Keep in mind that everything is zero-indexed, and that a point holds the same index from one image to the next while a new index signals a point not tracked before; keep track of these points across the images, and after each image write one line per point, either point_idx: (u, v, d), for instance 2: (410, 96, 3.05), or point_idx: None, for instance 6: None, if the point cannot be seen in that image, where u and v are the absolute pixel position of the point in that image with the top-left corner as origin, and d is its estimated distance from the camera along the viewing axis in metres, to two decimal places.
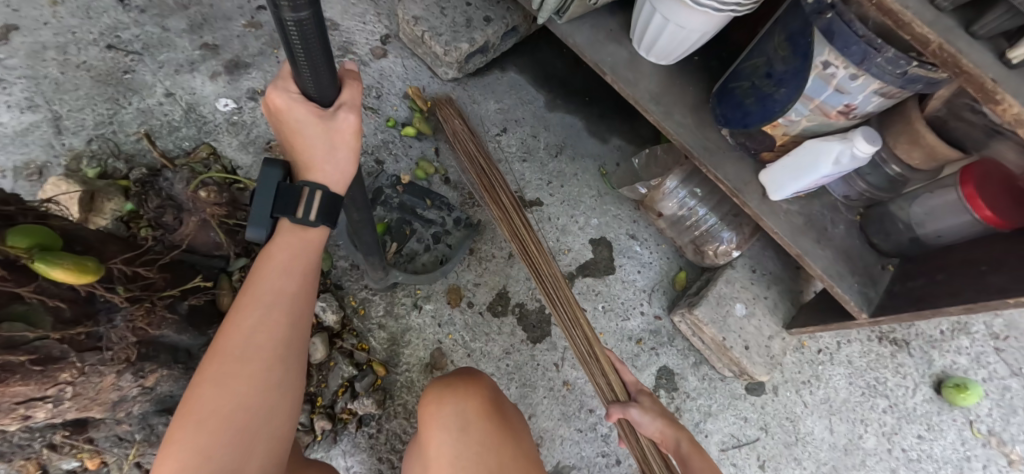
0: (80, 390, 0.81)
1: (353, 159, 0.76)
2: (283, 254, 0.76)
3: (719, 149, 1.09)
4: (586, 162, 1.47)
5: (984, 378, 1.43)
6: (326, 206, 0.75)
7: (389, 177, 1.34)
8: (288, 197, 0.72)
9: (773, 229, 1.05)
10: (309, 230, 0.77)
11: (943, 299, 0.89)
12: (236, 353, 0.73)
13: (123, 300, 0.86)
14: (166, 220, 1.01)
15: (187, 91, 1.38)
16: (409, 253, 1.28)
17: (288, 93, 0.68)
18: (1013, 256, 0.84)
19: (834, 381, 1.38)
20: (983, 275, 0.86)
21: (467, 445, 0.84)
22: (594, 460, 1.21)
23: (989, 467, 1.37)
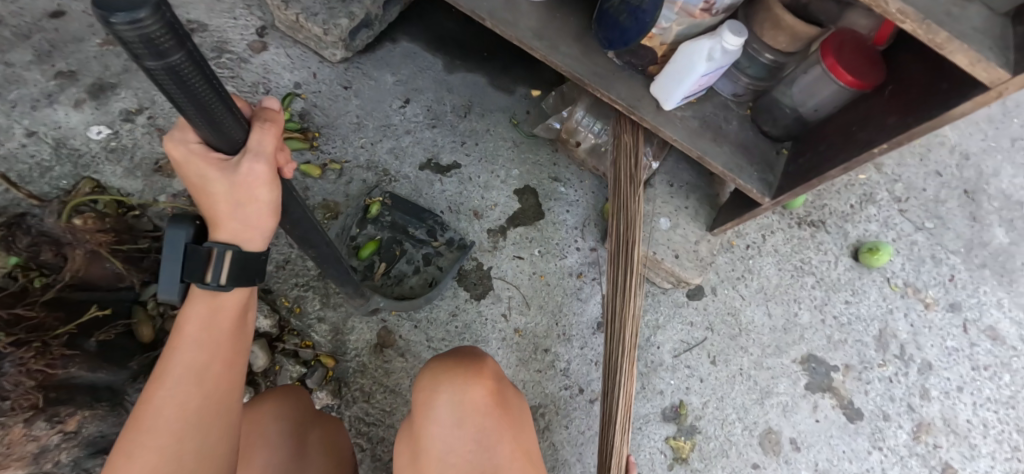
0: None
1: (270, 211, 0.68)
2: (192, 324, 0.69)
3: (608, 70, 1.12)
4: (495, 116, 1.47)
5: (893, 239, 1.57)
6: (237, 267, 0.68)
7: (381, 193, 1.29)
8: (194, 261, 0.65)
9: (671, 137, 1.09)
10: (223, 295, 0.70)
11: (826, 165, 0.96)
12: (148, 429, 0.67)
13: (7, 345, 0.80)
14: (45, 257, 0.95)
15: (51, 126, 1.27)
16: (398, 274, 1.26)
17: (185, 144, 0.61)
18: (875, 114, 0.90)
19: (765, 271, 1.47)
20: (854, 134, 0.93)
21: (460, 438, 0.80)
22: (558, 394, 1.24)
23: (910, 314, 1.51)
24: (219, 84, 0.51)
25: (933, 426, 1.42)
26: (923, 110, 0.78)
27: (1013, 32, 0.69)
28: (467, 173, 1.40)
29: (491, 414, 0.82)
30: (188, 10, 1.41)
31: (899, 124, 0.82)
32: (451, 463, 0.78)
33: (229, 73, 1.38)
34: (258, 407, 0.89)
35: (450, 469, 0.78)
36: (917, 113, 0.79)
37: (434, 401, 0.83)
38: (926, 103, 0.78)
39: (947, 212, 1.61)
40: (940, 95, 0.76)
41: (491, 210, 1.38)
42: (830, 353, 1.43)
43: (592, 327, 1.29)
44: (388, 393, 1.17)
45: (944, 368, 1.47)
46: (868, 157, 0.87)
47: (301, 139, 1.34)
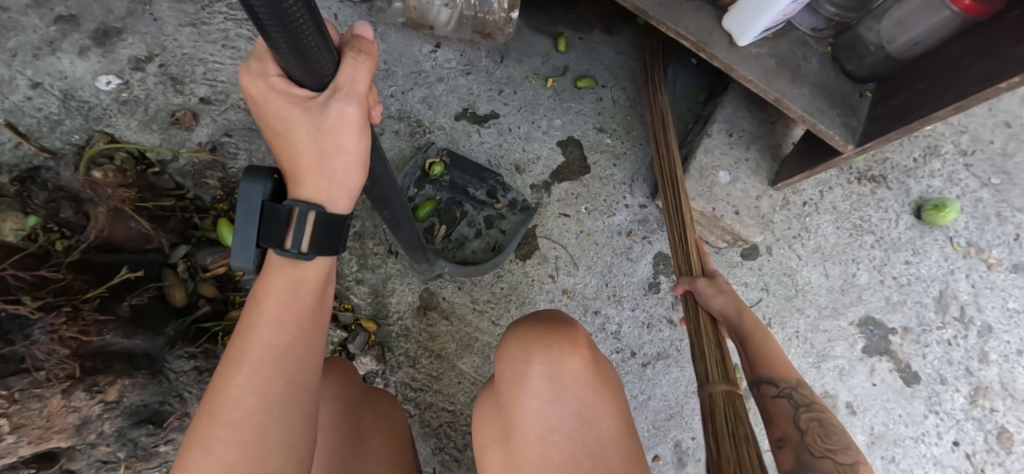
0: (21, 420, 0.71)
1: (353, 161, 0.64)
2: (269, 302, 0.65)
3: (675, 1, 1.01)
4: (534, 61, 1.35)
5: (958, 195, 1.47)
6: (323, 226, 0.63)
7: (437, 150, 1.23)
8: (274, 222, 0.60)
9: (746, 77, 1.00)
10: (302, 268, 0.65)
11: (929, 105, 0.88)
12: (223, 414, 0.63)
13: (34, 311, 0.74)
14: (65, 215, 0.88)
15: (56, 76, 1.16)
16: (458, 238, 1.19)
17: (269, 81, 0.57)
18: (996, 45, 0.81)
19: (822, 229, 1.38)
20: (968, 68, 0.84)
21: (565, 416, 0.70)
22: (609, 358, 1.19)
23: (972, 275, 1.43)
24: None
25: (991, 391, 1.37)
26: None
27: None
28: (506, 124, 1.30)
29: (591, 387, 0.72)
30: None
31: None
32: (550, 445, 0.68)
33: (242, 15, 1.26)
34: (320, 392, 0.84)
35: (551, 451, 0.68)
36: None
37: (525, 375, 0.72)
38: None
39: (1016, 167, 1.49)
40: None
41: (533, 164, 1.28)
42: (889, 315, 1.36)
43: (643, 288, 1.23)
44: (435, 357, 1.12)
45: (1005, 331, 1.40)
46: (990, 94, 0.80)
47: None
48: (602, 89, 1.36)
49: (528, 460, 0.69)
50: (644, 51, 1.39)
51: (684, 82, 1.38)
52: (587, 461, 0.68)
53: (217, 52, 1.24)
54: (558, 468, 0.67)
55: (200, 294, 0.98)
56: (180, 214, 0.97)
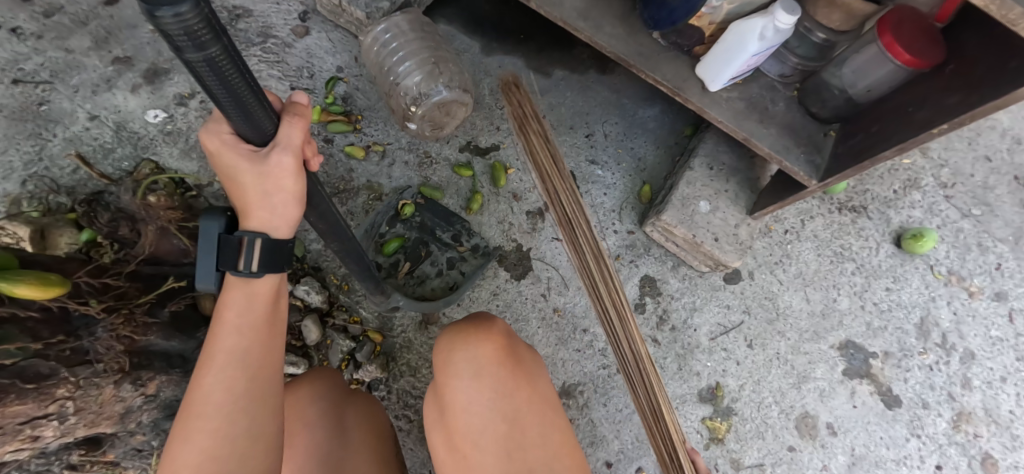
0: (82, 403, 0.84)
1: (296, 202, 0.73)
2: (230, 313, 0.75)
3: (654, 52, 1.18)
4: (532, 99, 1.48)
5: (938, 226, 1.55)
6: (264, 254, 0.73)
7: (411, 192, 1.34)
8: (229, 248, 0.72)
9: (717, 118, 1.15)
10: (255, 282, 0.76)
11: (880, 145, 1.00)
12: (198, 411, 0.71)
13: (99, 311, 0.88)
14: (122, 232, 1.03)
15: (111, 110, 1.34)
16: (420, 275, 1.27)
17: (219, 137, 0.68)
18: (937, 93, 0.93)
19: (804, 256, 1.46)
20: (911, 113, 0.97)
21: (483, 389, 0.81)
22: (597, 373, 1.28)
23: (954, 303, 1.48)
24: (248, 69, 0.55)
25: (975, 416, 1.41)
26: (988, 87, 0.83)
27: None
28: (506, 155, 1.42)
29: (505, 366, 0.84)
30: None
31: (965, 102, 0.85)
32: (474, 416, 0.79)
33: (274, 58, 1.44)
34: (302, 404, 0.91)
35: (474, 420, 0.79)
36: (983, 92, 0.83)
37: (451, 360, 0.85)
38: (993, 81, 0.82)
39: (996, 199, 1.57)
40: (1007, 74, 0.80)
41: (530, 192, 1.39)
42: (870, 340, 1.43)
43: (629, 308, 1.34)
44: (434, 368, 1.23)
45: (988, 358, 1.45)
46: (926, 138, 0.92)
47: (344, 122, 1.38)
48: (595, 124, 1.48)
49: (459, 431, 0.80)
50: (635, 90, 1.52)
51: (672, 118, 1.51)
52: (505, 425, 0.79)
53: None
54: (481, 431, 0.79)
55: None
56: None
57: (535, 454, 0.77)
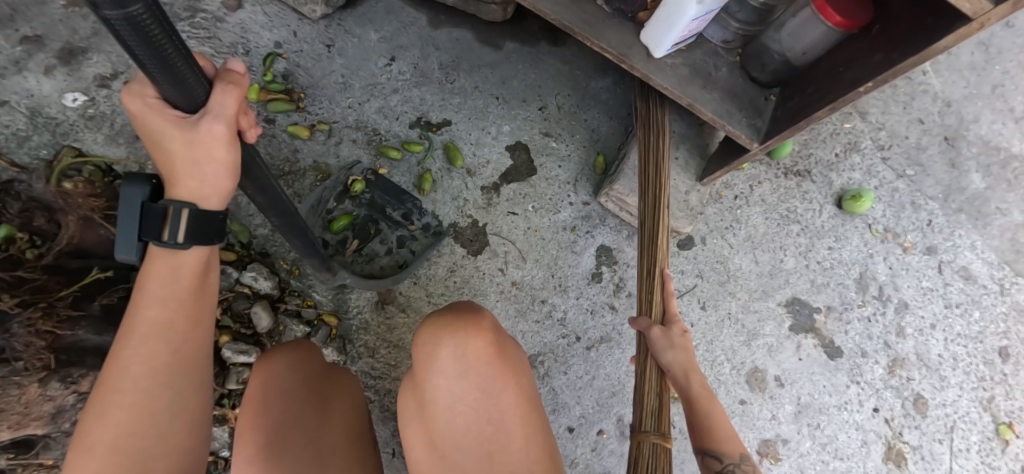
0: (3, 404, 0.81)
1: (228, 173, 0.69)
2: (153, 285, 0.71)
3: (598, 19, 1.18)
4: (483, 72, 1.47)
5: (875, 186, 1.63)
6: (193, 227, 0.69)
7: (361, 168, 1.28)
8: (151, 219, 0.67)
9: (662, 84, 1.17)
10: (183, 254, 0.72)
11: (811, 106, 1.04)
12: (116, 386, 0.69)
13: (13, 306, 0.83)
14: (37, 224, 0.95)
15: (23, 94, 1.24)
16: (369, 253, 1.24)
17: (142, 98, 0.62)
18: (863, 53, 0.98)
19: (752, 220, 1.51)
20: (841, 73, 1.01)
21: (469, 390, 0.78)
22: (557, 343, 1.30)
23: (890, 257, 1.58)
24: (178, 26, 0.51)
25: (908, 361, 1.51)
26: (908, 44, 0.87)
27: None
28: (458, 131, 1.40)
29: (493, 364, 0.79)
30: None
31: (886, 59, 0.90)
32: (457, 416, 0.77)
33: (205, 34, 1.37)
34: (272, 376, 0.85)
35: (457, 421, 0.77)
36: (903, 49, 0.87)
37: (435, 357, 0.79)
38: (911, 39, 0.87)
39: (927, 159, 1.69)
40: (925, 29, 0.84)
41: (483, 167, 1.38)
42: (814, 296, 1.50)
43: (587, 278, 1.35)
44: (392, 348, 1.21)
45: (919, 306, 1.56)
46: (853, 96, 0.96)
47: (286, 100, 1.32)
48: (547, 97, 1.48)
49: (440, 430, 0.78)
50: (586, 62, 1.53)
51: (623, 89, 1.52)
52: (488, 428, 0.76)
53: None
54: (465, 433, 0.77)
55: None
56: None
57: (517, 458, 0.76)
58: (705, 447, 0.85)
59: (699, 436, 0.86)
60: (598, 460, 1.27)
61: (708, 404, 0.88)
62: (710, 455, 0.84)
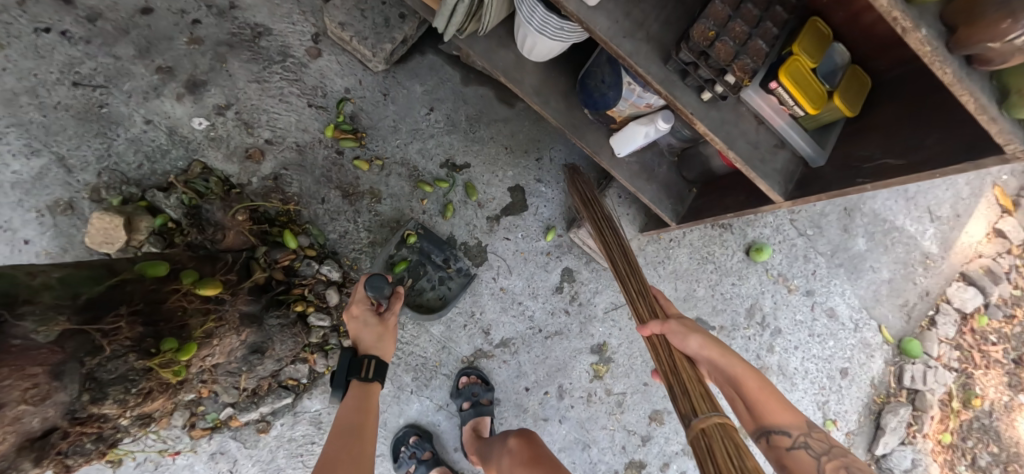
0: (221, 349, 1.30)
1: (391, 342, 1.48)
2: (351, 402, 1.36)
3: (582, 123, 1.70)
4: (498, 126, 1.94)
5: (779, 241, 2.18)
6: (377, 369, 1.41)
7: (415, 223, 1.80)
8: (354, 366, 1.40)
9: (619, 175, 1.70)
10: (369, 388, 1.40)
11: (705, 211, 1.66)
12: (328, 458, 1.21)
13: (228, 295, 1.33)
14: (210, 236, 1.54)
15: (163, 116, 1.66)
16: (418, 288, 1.80)
17: (358, 305, 1.48)
18: (740, 184, 1.59)
19: (679, 258, 2.08)
20: (723, 197, 1.62)
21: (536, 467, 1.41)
22: (525, 331, 1.92)
23: (776, 295, 2.16)
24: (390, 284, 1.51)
25: (770, 369, 2.15)
26: (756, 200, 1.50)
27: (800, 169, 1.41)
28: (474, 172, 1.91)
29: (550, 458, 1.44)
30: (255, 13, 1.73)
31: (743, 201, 1.53)
32: None
33: (294, 77, 1.76)
34: None
35: None
36: (754, 202, 1.49)
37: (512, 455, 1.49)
38: (759, 195, 1.50)
39: (826, 223, 2.22)
40: (761, 195, 1.48)
41: (490, 202, 1.92)
42: (712, 316, 2.11)
43: (552, 289, 1.95)
44: (415, 325, 1.83)
45: (789, 332, 2.17)
46: (724, 215, 1.58)
47: (353, 139, 1.78)
48: (544, 150, 1.98)
49: None
50: None
51: None
52: None
53: (275, 105, 1.74)
54: None
55: (274, 277, 1.64)
56: (262, 227, 1.63)
57: None
58: (772, 426, 1.19)
59: (757, 409, 1.21)
60: (541, 409, 1.93)
61: (758, 377, 1.24)
62: (779, 432, 1.18)
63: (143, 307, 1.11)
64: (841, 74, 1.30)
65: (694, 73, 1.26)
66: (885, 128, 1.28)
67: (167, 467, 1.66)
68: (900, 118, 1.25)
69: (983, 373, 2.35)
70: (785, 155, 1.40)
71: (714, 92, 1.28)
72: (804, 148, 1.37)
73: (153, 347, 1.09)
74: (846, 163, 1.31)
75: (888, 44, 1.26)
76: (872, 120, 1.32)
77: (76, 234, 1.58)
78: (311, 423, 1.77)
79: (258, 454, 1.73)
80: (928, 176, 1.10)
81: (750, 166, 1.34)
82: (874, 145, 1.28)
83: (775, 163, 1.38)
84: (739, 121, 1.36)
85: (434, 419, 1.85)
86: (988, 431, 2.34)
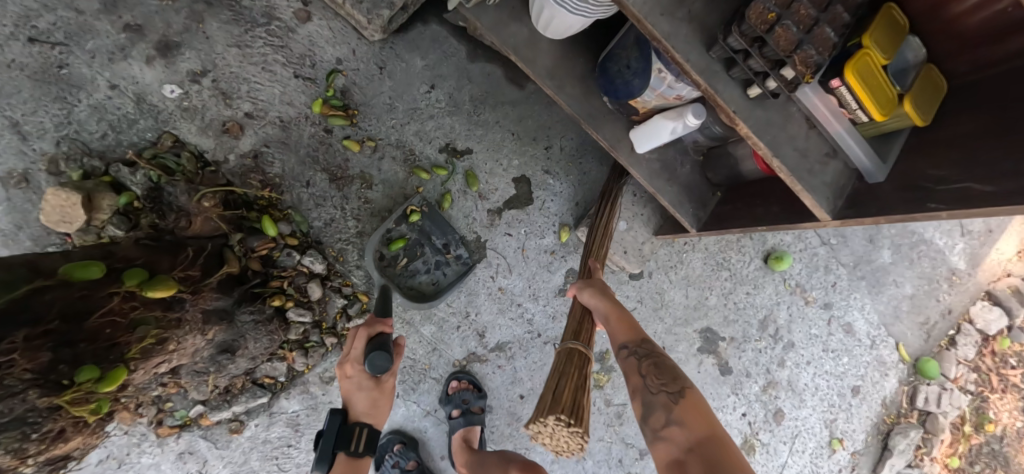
0: (178, 353, 1.17)
1: (388, 404, 1.40)
2: (337, 470, 1.29)
3: (600, 113, 1.51)
4: (505, 109, 1.75)
5: (800, 249, 2.03)
6: (368, 440, 1.34)
7: (420, 199, 1.62)
8: (345, 434, 1.31)
9: (637, 174, 1.53)
10: (358, 459, 1.33)
11: (730, 221, 1.49)
12: None
13: (187, 293, 1.17)
14: (177, 221, 1.38)
15: (129, 81, 1.46)
16: (412, 270, 1.65)
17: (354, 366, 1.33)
18: (773, 194, 1.43)
19: (692, 263, 1.93)
20: (753, 207, 1.45)
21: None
22: (522, 334, 1.79)
23: (792, 307, 2.03)
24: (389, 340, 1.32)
25: (779, 385, 2.03)
26: (790, 215, 1.33)
27: (852, 184, 1.22)
28: (477, 159, 1.74)
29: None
30: None
31: (780, 215, 1.36)
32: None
33: (279, 43, 1.54)
34: None
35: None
36: (789, 219, 1.32)
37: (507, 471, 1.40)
38: (798, 209, 1.33)
39: (852, 232, 2.07)
40: (798, 210, 1.32)
41: (492, 193, 1.75)
42: (723, 327, 1.97)
43: (554, 292, 1.81)
44: (404, 323, 1.69)
45: (802, 347, 2.05)
46: (752, 227, 1.41)
47: (343, 117, 1.59)
48: (554, 138, 1.80)
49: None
50: None
51: None
52: None
53: (257, 74, 1.54)
54: None
55: (249, 268, 1.49)
56: (237, 213, 1.47)
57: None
58: None
59: None
60: None
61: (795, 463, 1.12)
62: None
63: (59, 324, 0.94)
64: (912, 74, 1.09)
65: (744, 63, 1.08)
66: (961, 146, 1.07)
67: (131, 466, 1.54)
68: (984, 136, 1.04)
69: (999, 398, 2.24)
70: (836, 167, 1.20)
71: (764, 87, 1.10)
72: (861, 159, 1.17)
73: (66, 378, 0.95)
74: (910, 186, 1.11)
75: (979, 44, 1.04)
76: (942, 134, 1.11)
77: (32, 210, 1.43)
78: (289, 425, 1.65)
79: (231, 455, 1.62)
80: (1023, 213, 0.90)
81: (794, 177, 1.16)
82: (948, 165, 1.07)
83: (825, 176, 1.19)
84: (786, 124, 1.17)
85: (421, 425, 1.74)
86: (996, 456, 2.25)
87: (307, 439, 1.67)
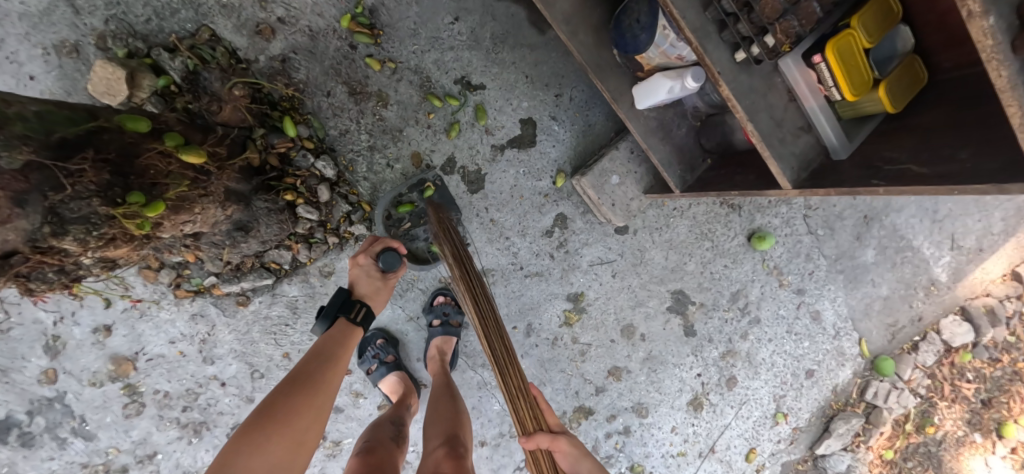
0: (201, 217, 1.33)
1: (388, 297, 1.60)
2: (332, 336, 1.47)
3: (609, 66, 1.56)
4: (523, 51, 1.82)
5: (785, 234, 2.11)
6: (365, 316, 1.53)
7: (435, 174, 1.81)
8: (348, 306, 1.51)
9: (632, 129, 1.60)
10: (354, 331, 1.51)
11: (711, 185, 1.57)
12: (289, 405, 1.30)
13: (213, 167, 1.33)
14: (207, 107, 1.53)
15: None
16: (411, 235, 1.81)
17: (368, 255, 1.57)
18: (755, 164, 1.51)
19: (678, 228, 2.03)
20: (735, 175, 1.53)
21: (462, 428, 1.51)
22: (506, 265, 1.94)
23: (765, 286, 2.13)
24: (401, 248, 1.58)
25: (738, 354, 2.17)
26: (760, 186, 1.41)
27: (820, 160, 1.29)
28: (489, 95, 1.83)
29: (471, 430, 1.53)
30: None
31: (752, 182, 1.45)
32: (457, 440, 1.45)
33: None
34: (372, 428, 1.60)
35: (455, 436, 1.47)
36: (759, 186, 1.40)
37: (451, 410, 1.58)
38: (772, 180, 1.40)
39: (839, 226, 2.13)
40: (767, 181, 1.40)
41: (498, 130, 1.86)
42: (696, 293, 2.10)
43: (541, 232, 1.94)
44: None
45: (767, 324, 2.17)
46: (728, 190, 1.48)
47: (368, 35, 1.69)
48: (565, 87, 1.87)
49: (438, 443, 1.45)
50: None
51: None
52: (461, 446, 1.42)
53: None
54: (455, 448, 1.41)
55: (268, 162, 1.65)
56: (261, 108, 1.61)
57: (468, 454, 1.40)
58: None
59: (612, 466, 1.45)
60: None
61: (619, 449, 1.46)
62: None
63: (115, 157, 1.13)
64: (896, 62, 1.15)
65: (733, 27, 1.14)
66: (919, 133, 1.16)
67: (149, 318, 1.78)
68: (940, 128, 1.13)
69: (947, 406, 2.35)
70: (808, 140, 1.28)
71: (749, 53, 1.17)
72: (829, 134, 1.25)
73: (118, 198, 1.12)
74: (867, 162, 1.20)
75: (957, 39, 1.11)
76: (909, 125, 1.20)
77: (80, 79, 1.58)
78: (288, 307, 1.86)
79: (235, 324, 1.84)
80: (946, 191, 1.01)
81: (765, 144, 1.22)
82: (903, 149, 1.17)
83: (795, 146, 1.27)
84: (768, 93, 1.23)
85: (403, 328, 1.94)
86: (931, 458, 2.37)
87: (303, 322, 1.88)
